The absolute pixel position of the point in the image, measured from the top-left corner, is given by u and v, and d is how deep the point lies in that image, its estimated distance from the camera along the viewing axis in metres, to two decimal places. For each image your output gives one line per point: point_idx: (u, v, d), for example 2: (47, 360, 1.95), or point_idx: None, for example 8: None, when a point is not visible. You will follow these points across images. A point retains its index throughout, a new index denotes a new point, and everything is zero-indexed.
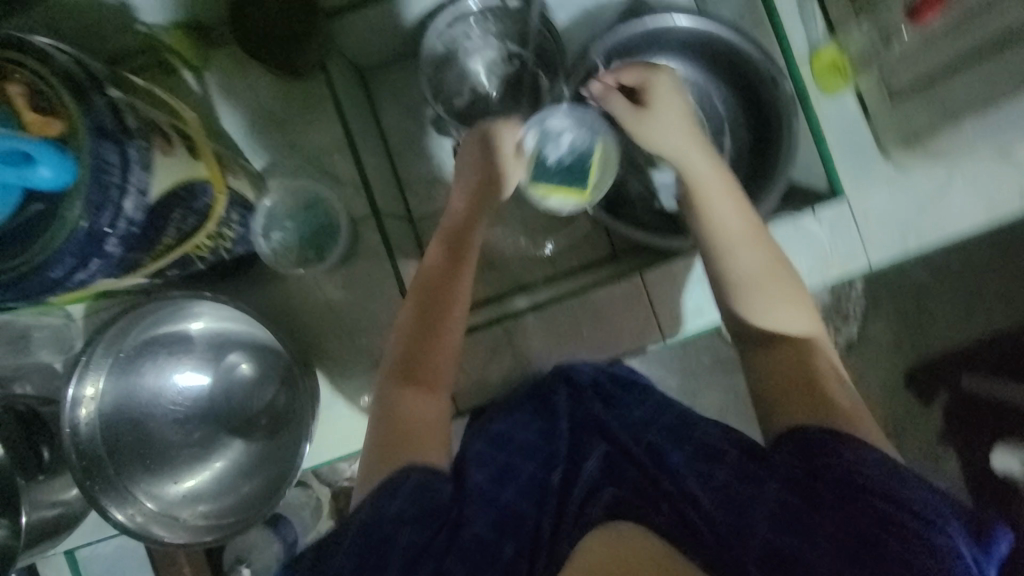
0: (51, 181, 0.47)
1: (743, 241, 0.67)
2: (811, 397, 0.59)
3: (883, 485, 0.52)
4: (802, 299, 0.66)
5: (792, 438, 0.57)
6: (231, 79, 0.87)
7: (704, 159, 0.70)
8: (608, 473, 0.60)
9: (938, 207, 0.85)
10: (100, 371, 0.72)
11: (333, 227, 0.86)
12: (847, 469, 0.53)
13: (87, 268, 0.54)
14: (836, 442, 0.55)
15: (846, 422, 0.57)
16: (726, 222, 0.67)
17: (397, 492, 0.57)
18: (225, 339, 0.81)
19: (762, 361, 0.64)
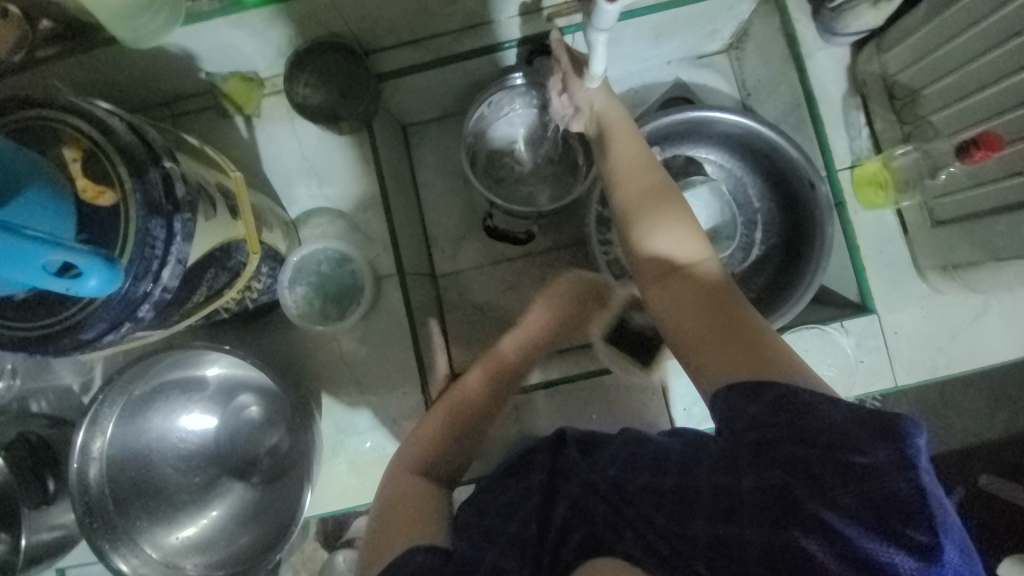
0: (96, 291, 0.46)
1: (632, 169, 0.66)
2: (736, 342, 0.52)
3: (817, 428, 0.43)
4: (692, 220, 0.62)
5: (719, 392, 0.50)
6: (280, 129, 0.91)
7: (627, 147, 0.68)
8: (576, 509, 0.54)
9: (972, 334, 0.82)
10: (112, 414, 0.73)
11: (357, 282, 0.87)
12: (766, 415, 0.45)
13: (117, 331, 0.54)
14: (757, 390, 0.47)
15: (766, 365, 0.49)
16: (622, 163, 0.67)
17: (398, 574, 0.52)
18: (235, 383, 0.82)
19: (673, 314, 0.57)
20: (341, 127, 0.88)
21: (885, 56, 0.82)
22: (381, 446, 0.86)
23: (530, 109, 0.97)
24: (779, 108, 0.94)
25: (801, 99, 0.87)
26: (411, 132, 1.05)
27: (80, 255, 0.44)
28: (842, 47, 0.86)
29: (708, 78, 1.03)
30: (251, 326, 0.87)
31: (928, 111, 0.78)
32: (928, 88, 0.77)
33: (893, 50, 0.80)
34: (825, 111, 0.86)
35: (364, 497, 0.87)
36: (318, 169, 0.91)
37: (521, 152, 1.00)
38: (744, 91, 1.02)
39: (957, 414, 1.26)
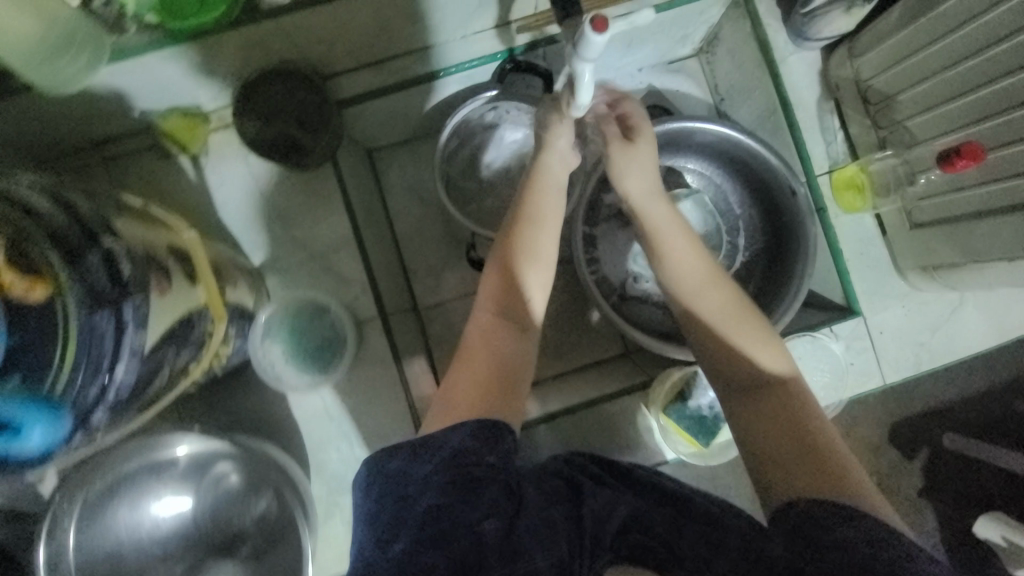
0: (42, 442, 0.46)
1: (699, 274, 0.63)
2: (822, 466, 0.52)
3: (915, 574, 0.43)
4: (769, 332, 0.61)
5: (795, 504, 0.50)
6: (232, 168, 0.83)
7: (692, 252, 0.64)
8: (636, 520, 0.54)
9: (951, 328, 0.85)
10: (77, 516, 0.68)
11: (337, 330, 0.81)
12: (863, 546, 0.45)
13: (68, 443, 0.48)
14: (850, 515, 0.47)
15: (852, 494, 0.50)
16: (685, 265, 0.64)
17: (493, 443, 0.51)
18: (205, 457, 0.72)
19: (754, 423, 0.57)
20: (302, 162, 0.81)
21: (857, 61, 0.82)
22: None
23: (503, 123, 0.91)
24: (754, 114, 0.93)
25: (777, 106, 0.86)
26: (377, 157, 0.98)
27: (17, 409, 0.44)
28: (813, 51, 0.85)
29: (680, 83, 1.01)
30: (224, 386, 0.80)
31: (904, 115, 0.79)
32: (903, 94, 0.78)
33: (864, 55, 0.80)
34: (802, 116, 0.85)
35: None
36: (283, 209, 0.83)
37: (496, 169, 0.94)
38: (716, 95, 1.01)
39: (920, 389, 1.35)
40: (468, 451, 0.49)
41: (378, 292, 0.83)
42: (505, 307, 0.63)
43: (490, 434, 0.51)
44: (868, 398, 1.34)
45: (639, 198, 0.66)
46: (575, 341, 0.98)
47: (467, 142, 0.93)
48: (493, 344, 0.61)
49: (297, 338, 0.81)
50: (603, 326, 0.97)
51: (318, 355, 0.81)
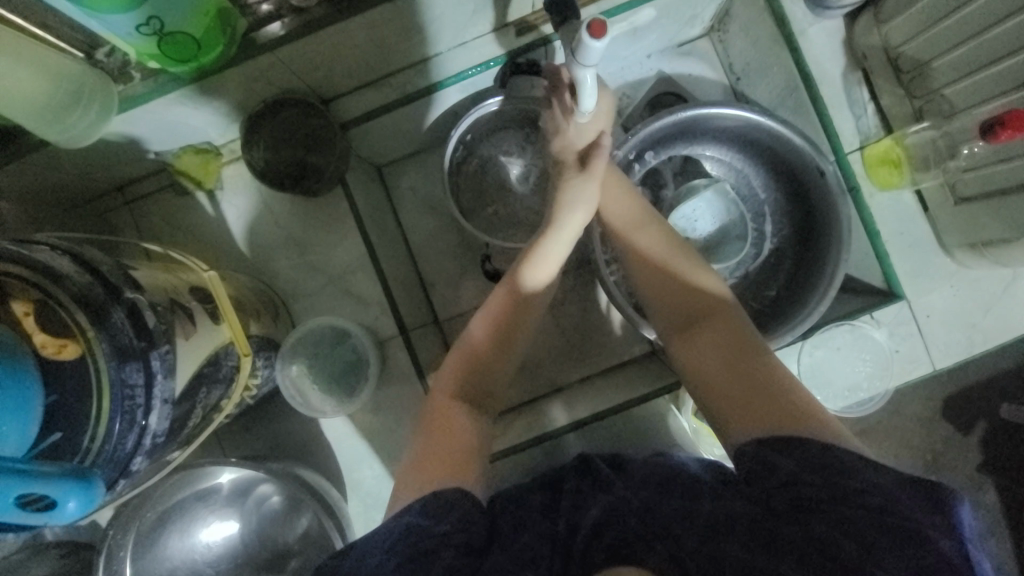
0: (78, 511, 0.42)
1: (637, 225, 0.70)
2: (757, 392, 0.55)
3: (857, 488, 0.46)
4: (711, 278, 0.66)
5: (746, 446, 0.52)
6: (246, 198, 0.84)
7: (628, 207, 0.71)
8: (609, 516, 0.52)
9: (1007, 307, 0.79)
10: (130, 556, 0.70)
11: (359, 351, 0.82)
12: (806, 474, 0.48)
13: (114, 491, 0.50)
14: (789, 445, 0.50)
15: (794, 420, 0.52)
16: (623, 216, 0.71)
17: (444, 513, 0.53)
18: (246, 482, 0.76)
19: (694, 354, 0.62)
20: (313, 188, 0.81)
21: (885, 28, 0.76)
22: None
23: (509, 127, 0.89)
24: (773, 92, 0.88)
25: (797, 82, 0.81)
26: (386, 172, 0.97)
27: (55, 483, 0.39)
28: (835, 20, 0.79)
29: (692, 66, 0.97)
30: (257, 410, 0.83)
31: (941, 83, 0.74)
32: (938, 60, 0.73)
33: (894, 19, 0.74)
34: (827, 89, 0.79)
35: None
36: (297, 234, 0.84)
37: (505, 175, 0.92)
38: (731, 75, 0.96)
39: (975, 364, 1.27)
40: (420, 528, 0.51)
41: (397, 310, 0.83)
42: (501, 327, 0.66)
43: (442, 505, 0.53)
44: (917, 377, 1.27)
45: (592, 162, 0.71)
46: (599, 342, 0.96)
47: (473, 150, 0.91)
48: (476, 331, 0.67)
49: (321, 362, 0.82)
50: (627, 325, 0.95)
51: (343, 380, 0.82)
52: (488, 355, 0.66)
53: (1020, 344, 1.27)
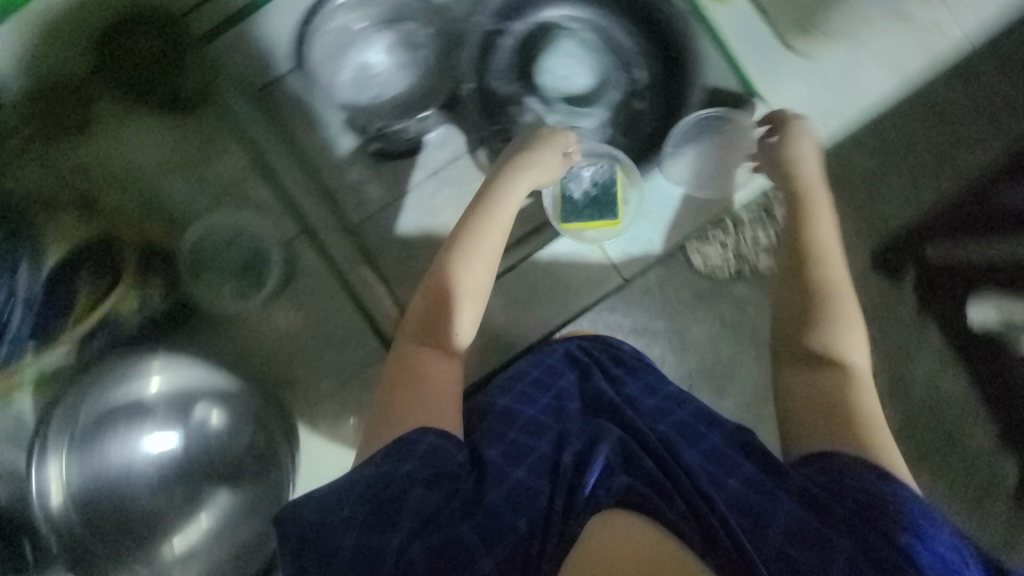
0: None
1: (823, 230, 0.75)
2: (839, 419, 0.63)
3: (891, 500, 0.54)
4: (859, 327, 0.70)
5: (813, 457, 0.61)
6: (118, 128, 0.83)
7: (823, 215, 0.76)
8: (624, 457, 0.58)
9: (850, 85, 0.87)
10: (60, 452, 0.71)
11: (262, 255, 0.84)
12: (875, 485, 0.56)
13: None
14: (881, 471, 0.57)
15: (869, 450, 0.60)
16: (817, 218, 0.75)
17: (408, 453, 0.58)
18: (186, 396, 0.78)
19: (796, 378, 0.68)
20: (186, 100, 0.84)
21: None
22: (359, 400, 0.84)
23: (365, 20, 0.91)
24: None
25: None
26: None
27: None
28: None
29: None
30: (183, 328, 0.81)
31: None
32: None
33: None
34: None
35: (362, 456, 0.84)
36: (181, 152, 0.84)
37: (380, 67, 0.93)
38: None
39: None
40: (388, 473, 0.56)
41: (300, 208, 0.86)
42: (427, 306, 0.73)
43: (401, 448, 0.59)
44: None
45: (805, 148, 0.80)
46: None
47: (341, 68, 0.91)
48: (446, 290, 0.72)
49: (225, 269, 0.83)
50: None
51: (252, 276, 0.84)
52: (435, 329, 0.72)
53: None
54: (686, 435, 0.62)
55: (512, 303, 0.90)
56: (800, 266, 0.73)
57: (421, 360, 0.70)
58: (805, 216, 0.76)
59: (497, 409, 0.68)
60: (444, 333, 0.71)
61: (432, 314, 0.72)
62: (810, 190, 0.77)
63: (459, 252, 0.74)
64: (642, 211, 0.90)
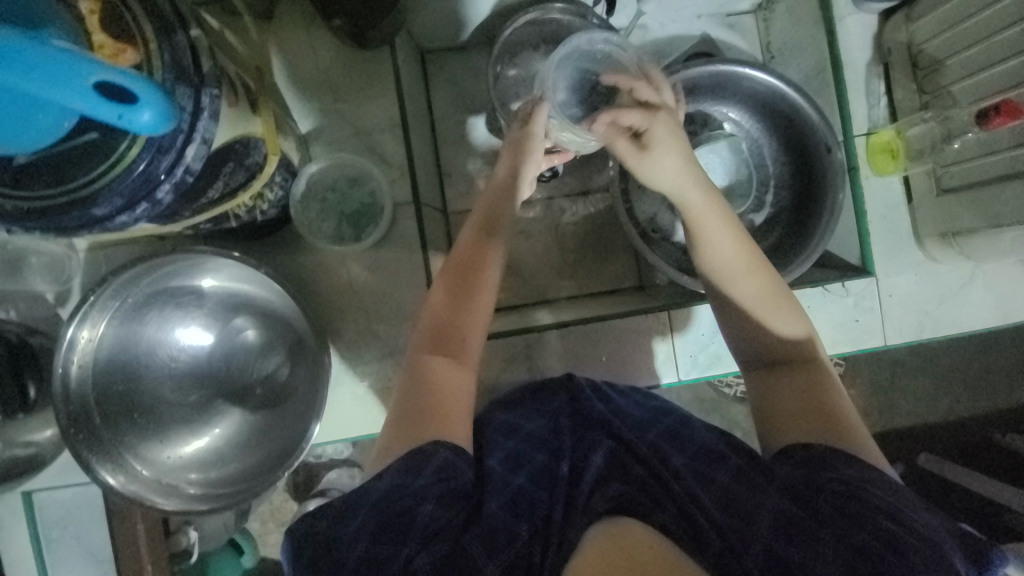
0: (148, 128, 0.39)
1: (744, 272, 0.67)
2: (823, 420, 0.61)
3: (883, 500, 0.53)
4: (792, 305, 0.68)
5: (791, 449, 0.60)
6: (291, 35, 0.83)
7: (737, 249, 0.67)
8: (613, 465, 0.61)
9: (957, 302, 0.88)
10: (103, 314, 0.67)
11: (373, 209, 0.84)
12: (864, 485, 0.54)
13: (132, 211, 0.49)
14: (850, 460, 0.57)
15: (849, 441, 0.59)
16: (731, 260, 0.68)
17: (421, 467, 0.57)
18: (238, 302, 0.76)
19: (777, 382, 0.65)
20: (367, 40, 0.82)
21: (913, 25, 0.83)
22: (388, 377, 0.85)
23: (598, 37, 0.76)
24: (801, 72, 0.95)
25: (827, 62, 0.88)
26: (428, 61, 0.99)
27: (132, 75, 0.37)
28: (871, 14, 0.87)
29: (732, 38, 1.02)
30: (267, 240, 0.82)
31: (951, 80, 0.80)
32: (952, 58, 0.79)
33: (921, 19, 0.81)
34: (849, 77, 0.87)
35: (366, 426, 0.86)
36: (336, 83, 0.85)
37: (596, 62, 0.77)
38: (767, 54, 1.02)
39: (901, 390, 1.40)
40: (397, 488, 0.55)
41: (416, 177, 0.84)
42: (439, 335, 0.67)
43: (420, 455, 0.59)
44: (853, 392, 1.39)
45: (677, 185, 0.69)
46: (596, 268, 0.99)
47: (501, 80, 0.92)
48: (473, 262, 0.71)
49: (336, 208, 0.83)
50: (624, 261, 0.99)
51: (353, 225, 0.83)
52: (454, 341, 0.68)
53: (945, 382, 1.40)
54: (672, 442, 0.65)
55: (568, 357, 0.87)
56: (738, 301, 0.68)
57: (440, 375, 0.66)
58: (718, 269, 0.68)
59: (496, 422, 0.74)
60: (461, 341, 0.68)
61: (452, 340, 0.68)
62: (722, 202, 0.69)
63: (462, 284, 0.70)
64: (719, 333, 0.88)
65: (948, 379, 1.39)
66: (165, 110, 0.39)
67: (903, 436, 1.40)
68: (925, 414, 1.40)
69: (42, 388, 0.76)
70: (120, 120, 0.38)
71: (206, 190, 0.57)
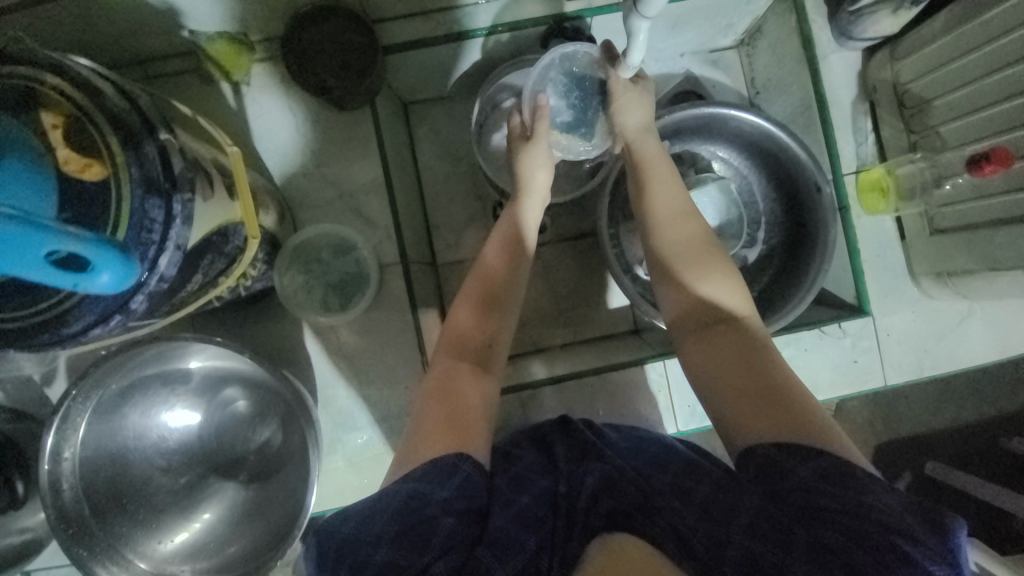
0: (107, 288, 0.39)
1: (673, 221, 0.70)
2: (773, 412, 0.55)
3: (843, 493, 0.48)
4: (736, 276, 0.67)
5: (748, 452, 0.54)
6: (271, 99, 0.82)
7: (670, 203, 0.71)
8: (608, 488, 0.58)
9: (956, 338, 0.87)
10: (87, 409, 0.65)
11: (360, 272, 0.83)
12: (819, 481, 0.49)
13: (106, 324, 0.47)
14: (803, 452, 0.51)
15: (801, 427, 0.53)
16: (662, 210, 0.71)
17: (446, 479, 0.54)
18: (225, 376, 0.75)
19: (713, 361, 0.61)
20: (347, 103, 0.81)
21: (897, 64, 0.82)
22: (383, 441, 0.83)
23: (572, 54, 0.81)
24: (788, 109, 0.94)
25: (813, 101, 0.87)
26: (411, 111, 0.98)
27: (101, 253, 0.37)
28: (855, 52, 0.86)
29: (716, 74, 1.01)
30: (255, 308, 0.81)
31: (938, 121, 0.79)
32: (939, 99, 0.78)
33: (906, 58, 0.80)
34: (835, 116, 0.86)
35: (364, 491, 0.84)
36: (318, 145, 0.84)
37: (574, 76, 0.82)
38: (752, 89, 1.01)
39: (905, 409, 1.38)
40: (421, 495, 0.52)
41: (402, 237, 0.83)
42: (459, 340, 0.68)
43: (443, 472, 0.55)
44: (857, 413, 1.38)
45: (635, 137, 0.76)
46: (589, 314, 0.98)
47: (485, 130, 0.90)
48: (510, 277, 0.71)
49: (322, 273, 0.82)
50: (618, 304, 0.98)
51: (341, 288, 0.82)
52: (470, 339, 0.68)
53: (952, 398, 1.39)
54: (657, 466, 0.62)
55: (565, 412, 0.86)
56: (672, 263, 0.68)
57: (461, 386, 0.64)
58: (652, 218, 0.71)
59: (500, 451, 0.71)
60: (482, 347, 0.68)
61: (469, 346, 0.68)
62: (650, 164, 0.74)
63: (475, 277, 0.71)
64: None
65: (953, 396, 1.38)
66: (127, 273, 0.39)
67: (911, 455, 1.38)
68: (932, 431, 1.38)
69: (31, 479, 0.74)
70: (78, 288, 0.38)
71: (182, 284, 0.55)
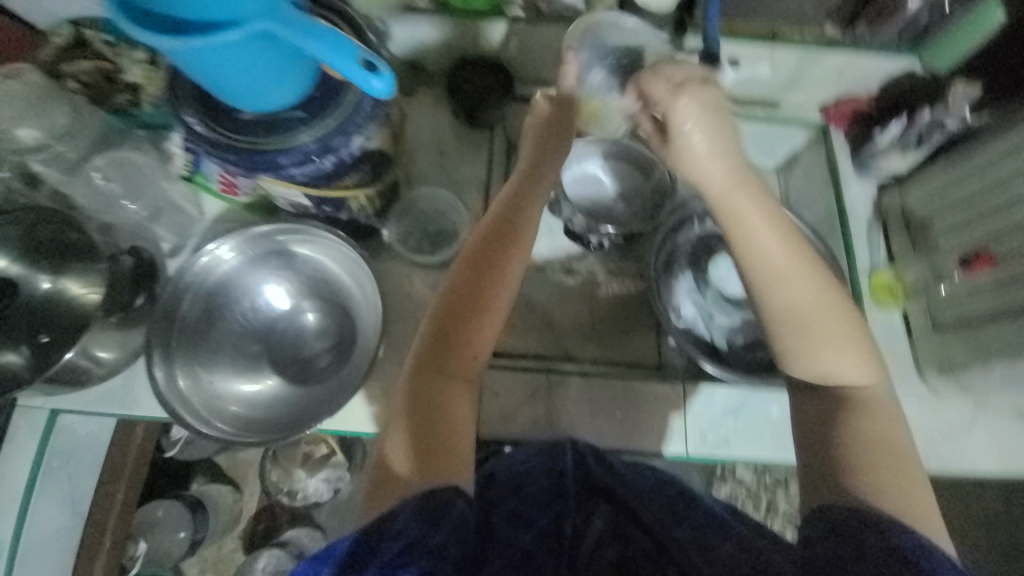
0: (377, 91, 0.57)
1: (784, 272, 0.65)
2: (877, 473, 0.57)
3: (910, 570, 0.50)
4: (851, 338, 0.65)
5: (825, 508, 0.57)
6: (423, 107, 1.10)
7: (781, 251, 0.65)
8: (614, 532, 0.70)
9: (959, 440, 0.92)
10: (238, 250, 0.84)
11: (446, 238, 1.00)
12: (888, 557, 0.52)
13: (303, 167, 0.68)
14: (893, 528, 0.53)
15: (904, 503, 0.56)
16: (774, 258, 0.65)
17: (440, 522, 0.56)
18: (322, 282, 0.88)
19: (831, 423, 0.62)
20: (478, 122, 1.07)
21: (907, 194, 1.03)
22: None
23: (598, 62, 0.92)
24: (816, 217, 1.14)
25: (836, 211, 1.07)
26: None
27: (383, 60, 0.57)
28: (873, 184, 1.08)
29: None
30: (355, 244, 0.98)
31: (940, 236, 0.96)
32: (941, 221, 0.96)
33: (914, 191, 1.01)
34: (854, 226, 1.05)
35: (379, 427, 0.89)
36: (445, 146, 1.08)
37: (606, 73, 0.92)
38: None
39: None
40: (416, 546, 0.54)
41: None
42: (438, 350, 0.68)
43: (434, 509, 0.57)
44: None
45: (730, 158, 0.66)
46: (620, 341, 1.04)
47: None
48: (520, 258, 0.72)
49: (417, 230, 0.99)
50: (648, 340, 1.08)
51: (428, 247, 0.99)
52: (454, 340, 0.69)
53: None
54: (676, 510, 0.70)
55: (587, 405, 0.95)
56: (782, 321, 0.65)
57: (435, 395, 0.66)
58: (760, 266, 0.65)
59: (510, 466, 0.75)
60: (460, 346, 0.68)
61: (453, 348, 0.69)
62: (750, 206, 0.66)
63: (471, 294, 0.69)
64: (732, 415, 0.95)
65: None
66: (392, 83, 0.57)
67: None
68: None
69: (149, 301, 0.86)
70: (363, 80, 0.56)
71: (342, 175, 0.75)
